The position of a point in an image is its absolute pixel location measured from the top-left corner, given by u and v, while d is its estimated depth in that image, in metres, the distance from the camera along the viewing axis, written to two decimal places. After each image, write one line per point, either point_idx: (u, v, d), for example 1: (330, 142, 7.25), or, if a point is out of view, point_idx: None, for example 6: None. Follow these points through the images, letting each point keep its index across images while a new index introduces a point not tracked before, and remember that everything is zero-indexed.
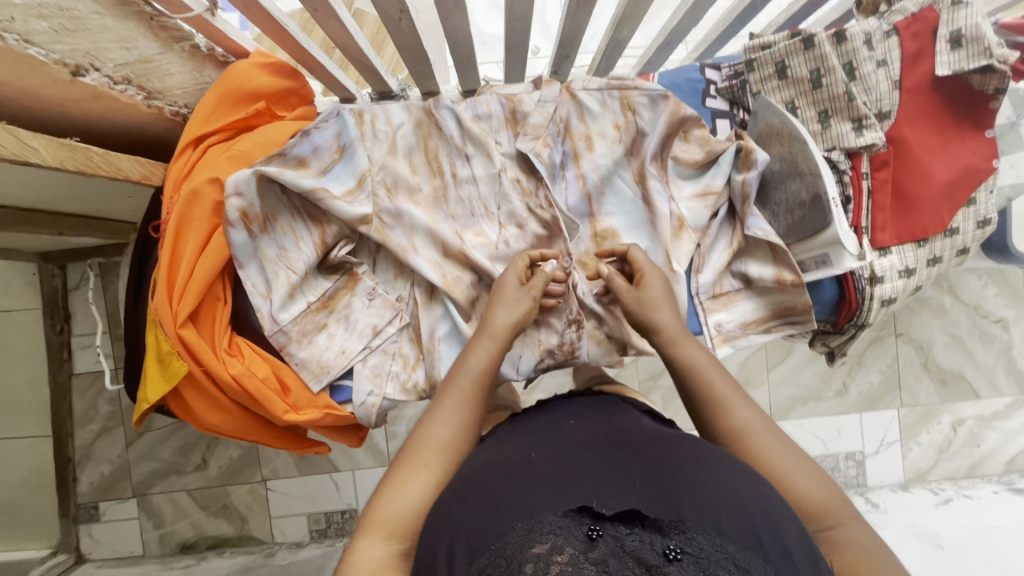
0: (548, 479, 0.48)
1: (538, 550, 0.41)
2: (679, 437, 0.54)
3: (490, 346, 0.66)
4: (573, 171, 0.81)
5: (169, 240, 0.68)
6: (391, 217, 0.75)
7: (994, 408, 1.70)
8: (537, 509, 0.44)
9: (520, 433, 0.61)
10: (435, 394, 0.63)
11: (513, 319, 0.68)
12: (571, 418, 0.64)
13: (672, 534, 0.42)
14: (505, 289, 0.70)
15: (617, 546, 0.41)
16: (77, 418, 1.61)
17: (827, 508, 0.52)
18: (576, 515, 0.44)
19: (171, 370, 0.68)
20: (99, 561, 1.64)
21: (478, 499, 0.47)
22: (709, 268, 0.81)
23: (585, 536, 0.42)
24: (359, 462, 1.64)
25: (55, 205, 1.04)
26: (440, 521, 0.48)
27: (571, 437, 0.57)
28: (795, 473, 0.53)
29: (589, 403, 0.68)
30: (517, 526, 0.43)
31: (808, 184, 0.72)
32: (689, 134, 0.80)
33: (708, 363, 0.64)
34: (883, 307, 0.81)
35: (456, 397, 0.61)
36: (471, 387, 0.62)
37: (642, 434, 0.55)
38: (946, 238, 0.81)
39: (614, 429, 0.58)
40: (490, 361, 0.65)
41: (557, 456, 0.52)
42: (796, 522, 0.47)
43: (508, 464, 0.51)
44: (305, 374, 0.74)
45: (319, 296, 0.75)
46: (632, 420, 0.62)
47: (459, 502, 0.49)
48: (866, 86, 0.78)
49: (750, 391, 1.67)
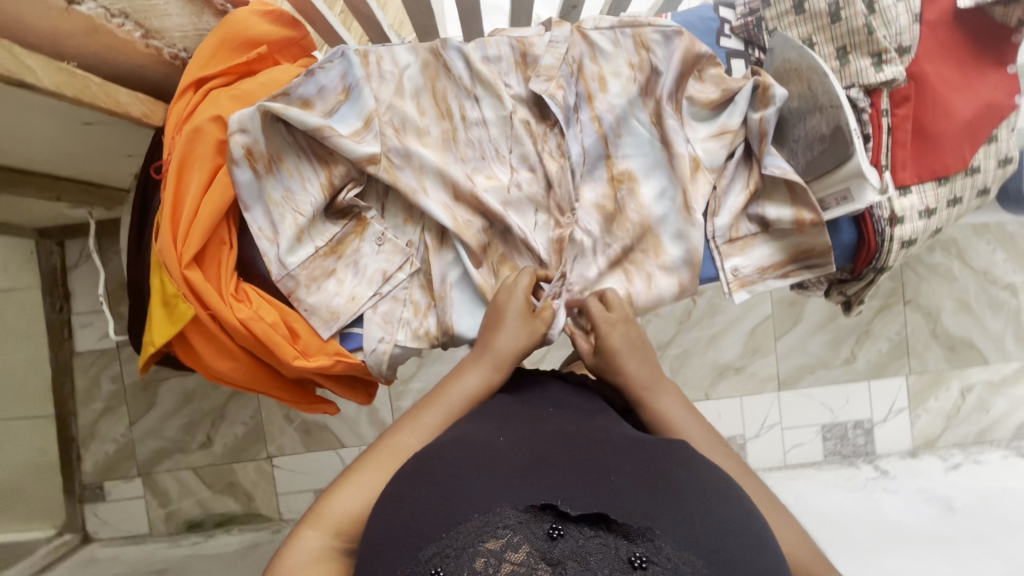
0: (514, 474, 0.47)
1: (491, 545, 0.40)
2: (653, 443, 0.52)
3: (485, 372, 0.65)
4: (587, 112, 0.78)
5: (172, 178, 0.67)
6: (400, 157, 0.73)
7: (1003, 373, 1.69)
8: (497, 502, 0.44)
9: (489, 415, 0.58)
10: (416, 406, 0.64)
11: (517, 344, 0.66)
12: (551, 405, 0.61)
13: (638, 541, 0.41)
14: (511, 308, 0.68)
15: (578, 547, 0.40)
16: (79, 397, 1.59)
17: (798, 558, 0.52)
18: (539, 512, 0.43)
19: (177, 313, 0.66)
20: (106, 540, 1.63)
21: (431, 489, 0.46)
22: (726, 211, 0.79)
23: (546, 535, 0.41)
24: (366, 437, 1.63)
25: (52, 170, 1.01)
26: (390, 505, 0.47)
27: (545, 428, 0.55)
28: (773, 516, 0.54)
29: (560, 388, 0.65)
30: (472, 519, 0.42)
31: (829, 116, 0.70)
32: (703, 73, 0.78)
33: (681, 415, 0.63)
34: (902, 250, 0.80)
35: (443, 414, 0.61)
36: (460, 410, 0.62)
37: (619, 438, 0.53)
38: (967, 177, 0.80)
39: (591, 426, 0.56)
40: (484, 386, 0.64)
41: (527, 453, 0.50)
42: (767, 547, 0.45)
43: (475, 449, 0.50)
44: (315, 320, 0.72)
45: (327, 242, 0.73)
46: (616, 420, 0.59)
47: (412, 483, 0.47)
48: (886, 20, 0.75)
49: (757, 360, 1.66)
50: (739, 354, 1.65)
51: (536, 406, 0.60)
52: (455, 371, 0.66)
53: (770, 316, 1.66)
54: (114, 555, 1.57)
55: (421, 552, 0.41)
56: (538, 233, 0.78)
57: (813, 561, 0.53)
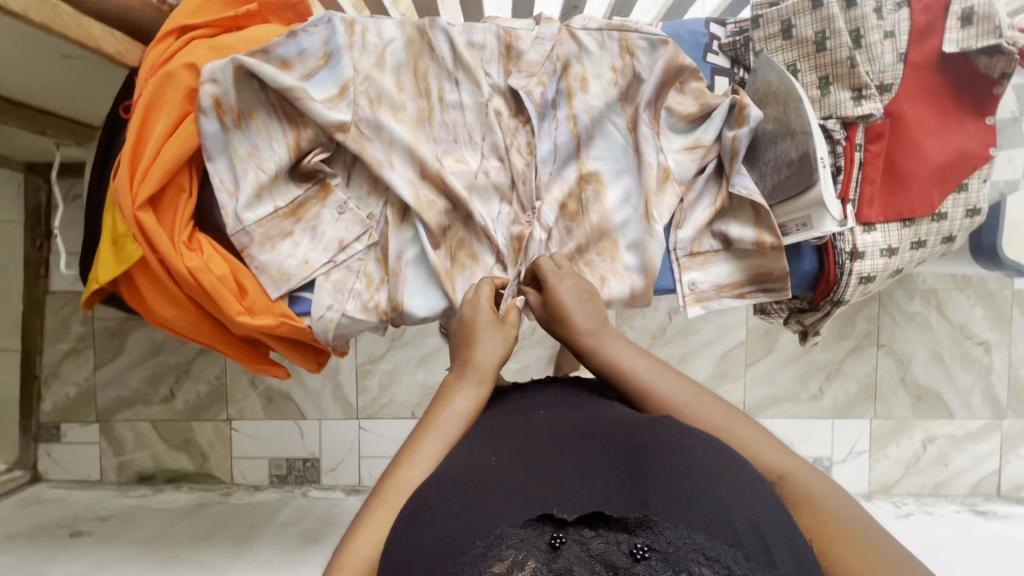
0: (510, 485, 0.46)
1: (497, 569, 0.39)
2: (640, 429, 0.51)
3: (479, 392, 0.61)
4: (564, 110, 0.78)
5: (137, 118, 0.67)
6: (370, 128, 0.73)
7: (967, 429, 1.67)
8: (496, 520, 0.42)
9: (486, 431, 0.57)
10: (412, 435, 0.56)
11: (496, 356, 0.64)
12: (540, 411, 0.61)
13: (638, 531, 0.40)
14: (479, 324, 0.66)
15: (583, 551, 0.40)
16: (47, 335, 1.59)
17: (772, 463, 0.50)
18: (539, 523, 0.42)
19: (125, 254, 0.66)
20: (56, 481, 1.63)
21: (431, 523, 0.43)
22: (690, 224, 0.79)
23: (548, 545, 0.40)
24: (326, 411, 1.63)
25: (40, 102, 1.01)
26: (394, 549, 0.44)
27: (534, 438, 0.54)
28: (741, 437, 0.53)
29: (557, 396, 0.64)
30: (475, 546, 0.40)
31: (798, 142, 0.71)
32: (685, 86, 0.78)
33: (627, 355, 0.61)
34: (861, 286, 0.80)
35: (440, 442, 0.55)
36: (458, 433, 0.57)
37: (608, 431, 0.52)
38: (933, 222, 0.80)
39: (582, 422, 0.55)
40: (477, 406, 0.60)
41: (519, 464, 0.49)
42: (766, 495, 0.45)
43: (467, 469, 0.49)
44: (264, 279, 0.72)
45: (288, 203, 0.73)
46: (606, 407, 0.58)
47: (414, 517, 0.45)
48: (871, 56, 0.76)
49: (725, 385, 1.66)
50: (709, 376, 1.65)
51: (527, 415, 0.60)
52: (443, 395, 0.61)
53: (743, 343, 1.66)
54: (61, 497, 1.56)
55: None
56: (499, 223, 0.78)
57: (791, 469, 0.49)
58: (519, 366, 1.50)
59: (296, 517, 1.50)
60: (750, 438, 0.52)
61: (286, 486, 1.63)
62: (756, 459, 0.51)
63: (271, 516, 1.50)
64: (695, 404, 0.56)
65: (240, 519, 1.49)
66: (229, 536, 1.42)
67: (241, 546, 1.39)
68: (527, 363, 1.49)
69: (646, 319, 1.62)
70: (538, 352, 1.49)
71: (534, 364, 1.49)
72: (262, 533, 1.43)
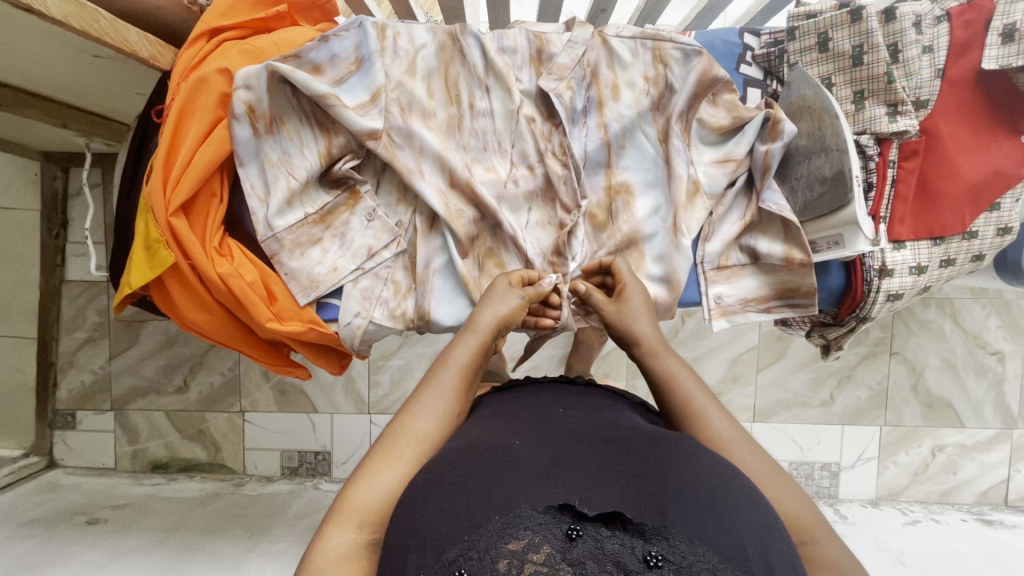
0: (533, 471, 0.47)
1: (513, 547, 0.39)
2: (663, 436, 0.52)
3: (474, 344, 0.62)
4: (595, 118, 0.77)
5: (171, 122, 0.66)
6: (401, 136, 0.72)
7: (977, 438, 1.67)
8: (517, 502, 0.43)
9: (502, 417, 0.58)
10: (416, 387, 0.59)
11: (500, 315, 0.65)
12: (559, 406, 0.62)
13: (654, 540, 0.40)
14: (496, 290, 0.68)
15: (596, 547, 0.40)
16: (63, 325, 1.59)
17: (801, 522, 0.50)
18: (557, 513, 0.43)
19: (158, 259, 0.66)
20: (71, 467, 1.65)
21: (452, 492, 0.45)
22: (718, 238, 0.79)
23: (564, 535, 0.41)
24: (339, 406, 1.64)
25: (65, 97, 1.00)
26: (409, 507, 0.46)
27: (557, 430, 0.55)
28: (776, 487, 0.52)
29: (574, 397, 0.65)
30: (493, 521, 0.42)
31: (833, 160, 0.70)
32: (717, 98, 0.77)
33: (685, 376, 0.61)
34: (888, 303, 0.79)
35: (436, 391, 0.58)
36: (454, 383, 0.59)
37: (631, 434, 0.53)
38: (964, 241, 0.79)
39: (602, 422, 0.57)
40: (474, 356, 0.62)
41: (544, 453, 0.50)
42: (778, 534, 0.45)
43: (490, 449, 0.50)
44: (294, 286, 0.72)
45: (317, 210, 0.73)
46: (624, 414, 0.60)
47: (432, 484, 0.46)
48: (907, 71, 0.75)
49: (735, 390, 1.66)
50: (720, 380, 1.65)
51: (545, 406, 0.61)
52: (445, 350, 0.63)
53: (754, 348, 1.65)
54: (76, 484, 1.58)
55: (445, 553, 0.40)
56: (528, 232, 0.78)
57: (822, 541, 0.50)
58: (532, 365, 1.51)
59: (307, 509, 1.52)
60: (786, 492, 0.52)
61: (298, 478, 1.65)
62: (784, 513, 0.51)
63: (283, 508, 1.52)
64: (742, 447, 0.55)
65: (253, 510, 1.50)
66: (243, 527, 1.44)
67: (255, 537, 1.41)
68: (539, 363, 1.50)
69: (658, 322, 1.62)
70: (550, 352, 1.50)
71: (546, 365, 1.50)
72: (275, 526, 1.45)
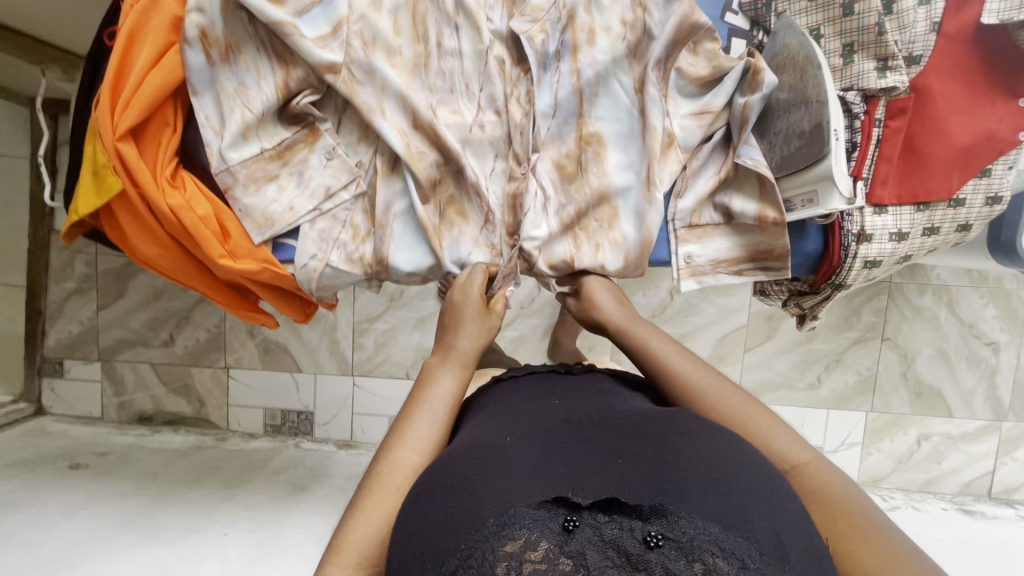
0: (526, 468, 0.45)
1: (510, 548, 0.38)
2: (658, 418, 0.50)
3: (457, 375, 0.61)
4: (568, 64, 0.74)
5: (121, 43, 0.64)
6: (363, 72, 0.70)
7: (965, 429, 1.64)
8: (510, 500, 0.41)
9: (496, 416, 0.56)
10: (403, 415, 0.56)
11: (478, 344, 0.65)
12: (555, 398, 0.59)
13: (653, 518, 0.39)
14: (467, 307, 0.67)
15: (596, 535, 0.39)
16: (52, 274, 1.60)
17: (789, 451, 0.52)
18: (551, 506, 0.41)
19: (105, 185, 0.65)
20: (58, 415, 1.67)
21: (445, 501, 0.43)
22: (691, 193, 0.76)
23: (561, 527, 0.39)
24: (322, 366, 1.63)
25: (39, 31, 1.00)
26: (407, 525, 0.44)
27: (552, 421, 0.53)
28: (757, 419, 0.54)
29: (571, 386, 0.63)
30: (488, 523, 0.40)
31: (812, 112, 0.67)
32: (699, 47, 0.74)
33: (656, 339, 0.65)
34: (866, 271, 0.77)
35: (430, 423, 0.55)
36: (446, 415, 0.57)
37: (624, 418, 0.51)
38: (949, 208, 0.76)
39: (598, 409, 0.55)
40: (459, 389, 0.60)
41: (537, 447, 0.48)
42: (787, 497, 0.44)
43: (481, 448, 0.48)
44: (248, 223, 0.70)
45: (275, 145, 0.71)
46: (622, 401, 0.57)
47: (426, 496, 0.45)
48: (900, 24, 0.71)
49: (721, 369, 1.64)
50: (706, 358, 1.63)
51: (541, 400, 0.58)
52: (426, 377, 0.61)
53: (744, 327, 1.63)
54: (62, 431, 1.60)
55: (444, 565, 0.39)
56: (491, 181, 0.75)
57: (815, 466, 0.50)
58: (516, 335, 1.49)
59: (286, 465, 1.53)
60: (774, 430, 0.53)
61: (280, 436, 1.66)
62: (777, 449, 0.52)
63: (263, 463, 1.53)
64: (717, 386, 0.57)
65: (233, 463, 1.52)
66: (221, 479, 1.45)
67: (232, 489, 1.42)
68: (523, 332, 1.48)
69: (647, 296, 1.59)
70: (534, 322, 1.48)
71: (531, 334, 1.48)
72: (253, 479, 1.46)
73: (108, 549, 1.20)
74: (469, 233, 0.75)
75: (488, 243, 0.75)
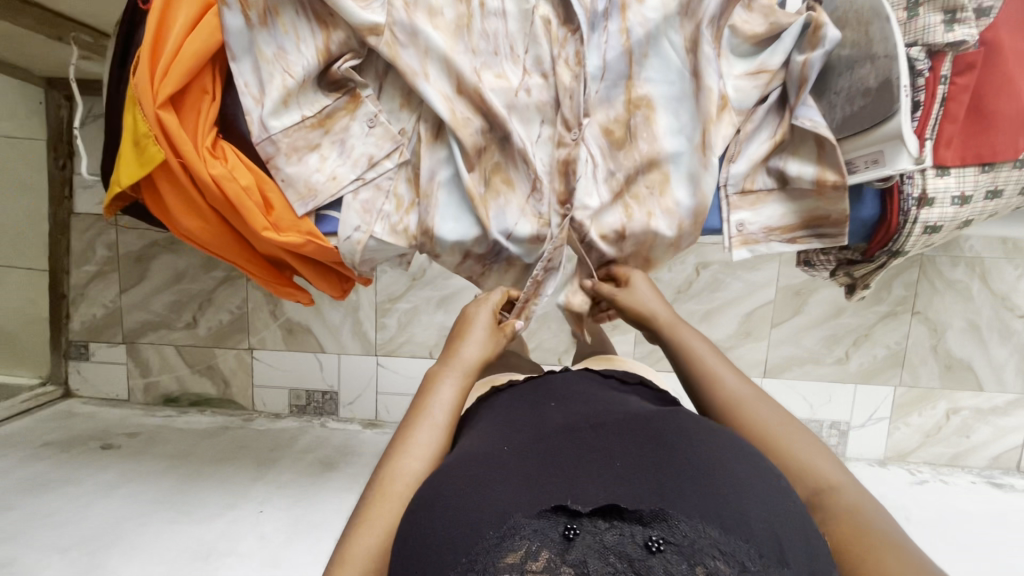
0: (523, 476, 0.43)
1: (511, 561, 0.37)
2: (657, 416, 0.48)
3: (457, 382, 0.59)
4: (617, 23, 0.71)
5: (157, 5, 0.62)
6: (405, 33, 0.67)
7: (994, 402, 1.62)
8: (508, 511, 0.40)
9: (491, 424, 0.54)
10: (404, 422, 0.55)
11: (482, 354, 0.63)
12: (551, 401, 0.57)
13: (653, 523, 0.38)
14: (478, 322, 0.65)
15: (597, 543, 0.38)
16: (73, 257, 1.59)
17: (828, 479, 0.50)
18: (550, 515, 0.40)
19: (146, 155, 0.63)
20: (85, 398, 1.68)
21: (440, 514, 0.41)
22: (744, 157, 0.73)
23: (562, 537, 0.38)
24: (346, 346, 1.63)
25: (58, 7, 0.98)
26: (405, 539, 0.42)
27: (547, 427, 0.51)
28: (794, 441, 0.53)
29: (569, 388, 0.61)
30: (487, 537, 0.39)
31: (879, 68, 0.65)
32: (753, 2, 0.72)
33: (703, 347, 0.64)
34: (924, 236, 0.74)
35: (429, 429, 0.54)
36: (446, 421, 0.55)
37: (619, 418, 0.50)
38: (1014, 169, 0.73)
39: (593, 410, 0.53)
40: (461, 395, 0.58)
41: (533, 452, 0.46)
42: (783, 493, 0.43)
43: (477, 457, 0.46)
44: (291, 194, 0.69)
45: (316, 113, 0.68)
46: (618, 401, 0.55)
47: (423, 507, 0.43)
48: None
49: (748, 344, 1.62)
50: (732, 334, 1.61)
51: (538, 404, 0.56)
52: (427, 383, 0.59)
53: (771, 302, 1.60)
54: (91, 413, 1.61)
55: None
56: (539, 147, 0.72)
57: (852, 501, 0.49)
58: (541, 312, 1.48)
59: (314, 444, 1.54)
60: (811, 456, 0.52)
61: (305, 416, 1.66)
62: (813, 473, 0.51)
63: (290, 443, 1.54)
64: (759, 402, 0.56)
65: (261, 443, 1.53)
66: (250, 458, 1.46)
67: (262, 467, 1.43)
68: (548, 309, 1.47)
69: (672, 272, 1.57)
70: None
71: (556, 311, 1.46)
72: (282, 458, 1.47)
73: (145, 526, 1.21)
74: (513, 205, 0.72)
75: (536, 212, 0.72)
